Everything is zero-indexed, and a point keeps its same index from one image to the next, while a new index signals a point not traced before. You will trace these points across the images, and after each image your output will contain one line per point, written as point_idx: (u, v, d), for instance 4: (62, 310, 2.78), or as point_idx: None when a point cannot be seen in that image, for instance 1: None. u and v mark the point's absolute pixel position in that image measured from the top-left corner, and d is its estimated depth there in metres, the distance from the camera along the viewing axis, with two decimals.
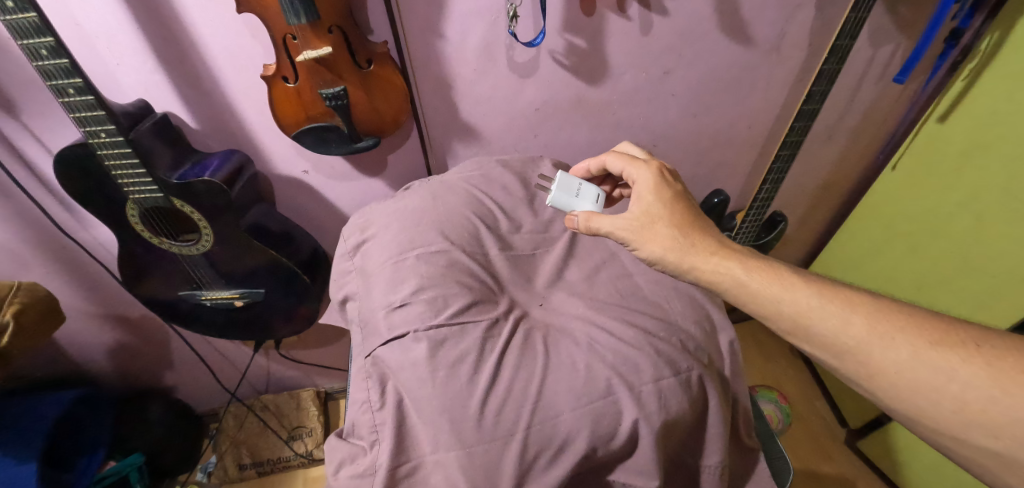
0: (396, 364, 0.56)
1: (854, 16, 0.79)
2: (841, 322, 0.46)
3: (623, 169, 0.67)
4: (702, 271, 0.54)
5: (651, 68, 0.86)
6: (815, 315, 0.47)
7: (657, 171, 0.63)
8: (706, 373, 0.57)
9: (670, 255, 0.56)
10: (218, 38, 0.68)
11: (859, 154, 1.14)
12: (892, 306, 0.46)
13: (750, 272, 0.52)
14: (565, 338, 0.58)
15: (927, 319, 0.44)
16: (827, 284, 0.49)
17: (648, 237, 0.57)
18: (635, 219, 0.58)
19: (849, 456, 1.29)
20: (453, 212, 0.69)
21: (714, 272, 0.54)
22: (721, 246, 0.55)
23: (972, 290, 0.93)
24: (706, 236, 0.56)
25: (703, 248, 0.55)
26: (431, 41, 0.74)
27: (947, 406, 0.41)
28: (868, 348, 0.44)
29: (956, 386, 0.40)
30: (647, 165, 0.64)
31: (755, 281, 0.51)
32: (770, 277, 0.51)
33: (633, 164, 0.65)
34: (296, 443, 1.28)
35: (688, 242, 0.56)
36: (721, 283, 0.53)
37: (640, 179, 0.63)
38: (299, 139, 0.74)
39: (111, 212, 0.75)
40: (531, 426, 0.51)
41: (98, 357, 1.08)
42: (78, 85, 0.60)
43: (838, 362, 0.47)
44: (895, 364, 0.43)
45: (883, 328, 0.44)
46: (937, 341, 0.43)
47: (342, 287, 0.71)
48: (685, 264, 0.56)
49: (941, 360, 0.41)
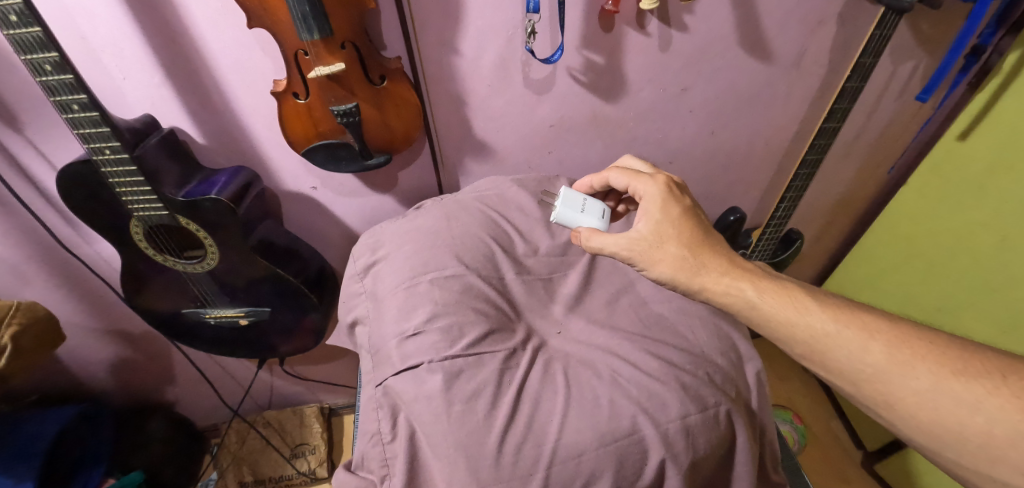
0: (409, 396, 0.54)
1: (881, 33, 0.77)
2: (860, 349, 0.44)
3: (628, 184, 0.62)
4: (713, 291, 0.52)
5: (668, 85, 0.84)
6: (832, 341, 0.45)
7: (664, 185, 0.58)
8: (734, 408, 0.54)
9: (680, 276, 0.53)
10: (228, 53, 0.66)
11: (878, 171, 1.11)
12: (912, 331, 0.44)
13: (762, 293, 0.49)
14: (586, 370, 0.56)
15: (949, 346, 0.42)
16: (844, 306, 0.47)
17: (658, 258, 0.54)
18: (643, 238, 0.55)
19: (865, 479, 1.26)
20: (466, 235, 0.67)
21: (726, 294, 0.51)
22: (732, 266, 0.52)
23: (991, 313, 0.90)
24: (716, 254, 0.53)
25: (714, 267, 0.52)
26: (445, 56, 0.72)
27: (970, 439, 0.38)
28: (886, 376, 0.42)
29: (982, 418, 0.38)
30: (653, 179, 0.59)
31: (768, 303, 0.49)
32: (785, 299, 0.48)
33: (638, 180, 0.61)
34: (299, 461, 1.26)
35: (697, 261, 0.52)
36: (732, 304, 0.50)
37: (647, 194, 0.59)
38: (309, 156, 0.72)
39: (114, 229, 0.73)
40: (552, 465, 0.48)
41: (99, 373, 1.06)
42: (82, 101, 0.58)
43: (854, 389, 0.45)
44: (915, 395, 0.41)
45: (903, 355, 0.42)
46: (959, 369, 0.40)
47: (351, 310, 0.69)
48: (695, 284, 0.52)
49: (964, 391, 0.39)
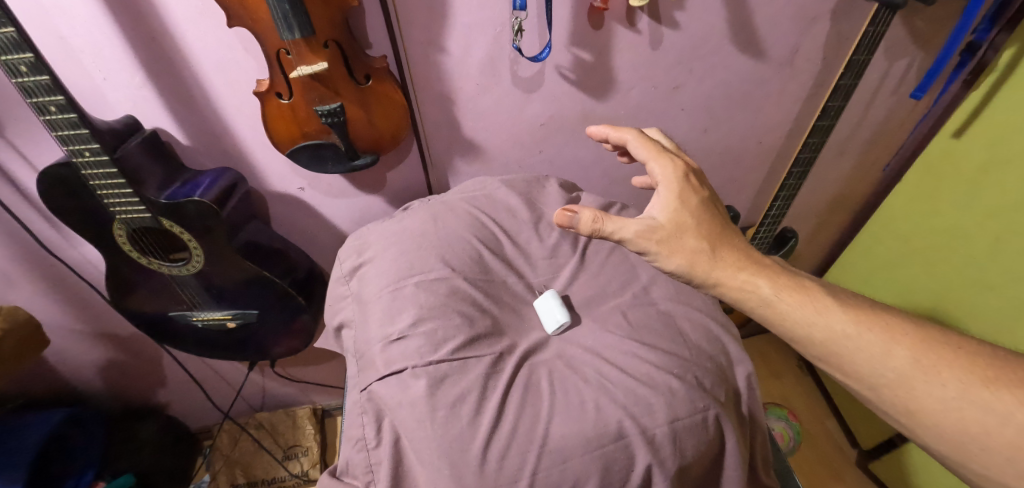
0: (393, 401, 0.53)
1: (874, 30, 0.76)
2: (884, 354, 0.46)
3: (646, 160, 0.57)
4: (728, 288, 0.50)
5: (660, 83, 0.83)
6: (855, 344, 0.46)
7: (683, 171, 0.54)
8: (723, 412, 0.53)
9: (695, 269, 0.50)
10: (209, 52, 0.65)
11: (873, 168, 1.11)
12: (939, 338, 0.46)
13: (779, 291, 0.49)
14: (573, 373, 0.55)
15: (975, 354, 0.45)
16: (865, 308, 0.48)
17: (673, 249, 0.51)
18: (661, 227, 0.51)
19: (860, 477, 1.26)
20: (454, 237, 0.66)
21: (743, 291, 0.50)
22: (750, 261, 0.51)
23: (986, 312, 0.89)
24: (733, 248, 0.51)
25: (731, 263, 0.50)
26: (431, 55, 0.71)
27: (998, 449, 0.41)
28: (911, 382, 0.44)
29: (1012, 429, 0.40)
30: (673, 162, 0.55)
31: (786, 302, 0.49)
32: (806, 299, 0.49)
33: (658, 159, 0.56)
34: (292, 463, 1.25)
35: (715, 256, 0.50)
36: (748, 302, 0.50)
37: (664, 178, 0.54)
38: (294, 156, 0.71)
39: (97, 232, 0.72)
40: (537, 472, 0.47)
41: (89, 376, 1.05)
42: (59, 102, 0.57)
43: (875, 395, 0.47)
44: (942, 403, 0.43)
45: (929, 362, 0.44)
46: (988, 378, 0.43)
47: (337, 313, 0.68)
48: (711, 279, 0.50)
49: (993, 400, 0.42)
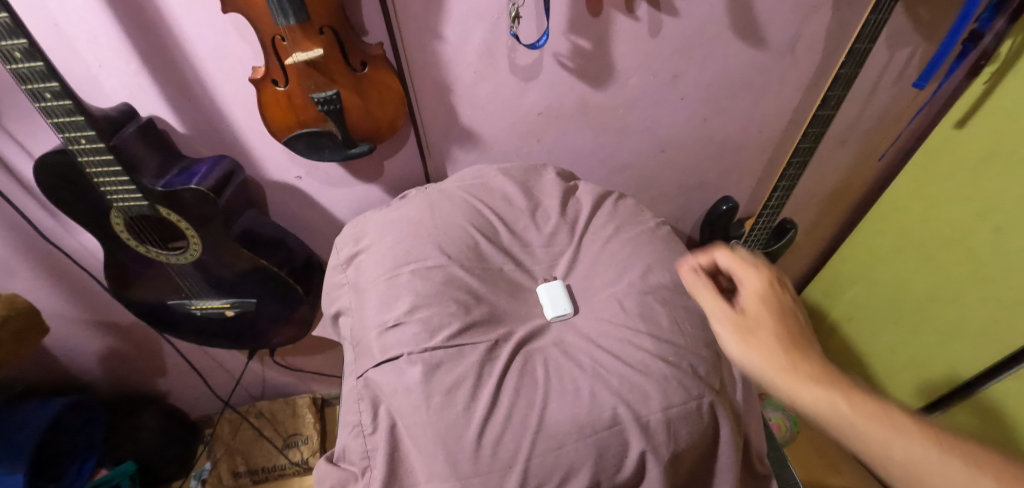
0: (389, 387, 0.53)
1: (876, 17, 0.75)
2: (968, 486, 0.37)
3: (730, 266, 0.56)
4: (799, 400, 0.45)
5: (659, 71, 0.82)
6: (934, 471, 0.39)
7: (767, 277, 0.54)
8: (718, 400, 0.53)
9: (769, 374, 0.46)
10: (205, 38, 0.64)
11: (873, 159, 1.10)
12: None
13: (854, 406, 0.43)
14: (568, 359, 0.55)
15: None
16: (969, 445, 0.40)
17: (753, 345, 0.48)
18: (737, 323, 0.50)
19: (857, 467, 1.27)
20: (450, 225, 0.66)
21: (816, 404, 0.44)
22: (824, 372, 0.45)
23: (985, 303, 0.92)
24: (808, 357, 0.47)
25: (805, 372, 0.45)
26: (428, 42, 0.70)
27: None
28: None
29: None
30: (759, 271, 0.55)
31: (861, 421, 0.42)
32: (879, 414, 0.42)
33: (743, 268, 0.55)
34: (291, 451, 1.26)
35: (793, 366, 0.46)
36: (819, 416, 0.44)
37: (747, 284, 0.54)
38: (290, 144, 0.71)
39: (94, 221, 0.72)
40: (531, 457, 0.48)
41: (90, 365, 1.06)
42: (54, 89, 0.57)
43: None
44: None
45: None
46: None
47: (334, 301, 0.68)
48: (783, 388, 0.46)
49: None
